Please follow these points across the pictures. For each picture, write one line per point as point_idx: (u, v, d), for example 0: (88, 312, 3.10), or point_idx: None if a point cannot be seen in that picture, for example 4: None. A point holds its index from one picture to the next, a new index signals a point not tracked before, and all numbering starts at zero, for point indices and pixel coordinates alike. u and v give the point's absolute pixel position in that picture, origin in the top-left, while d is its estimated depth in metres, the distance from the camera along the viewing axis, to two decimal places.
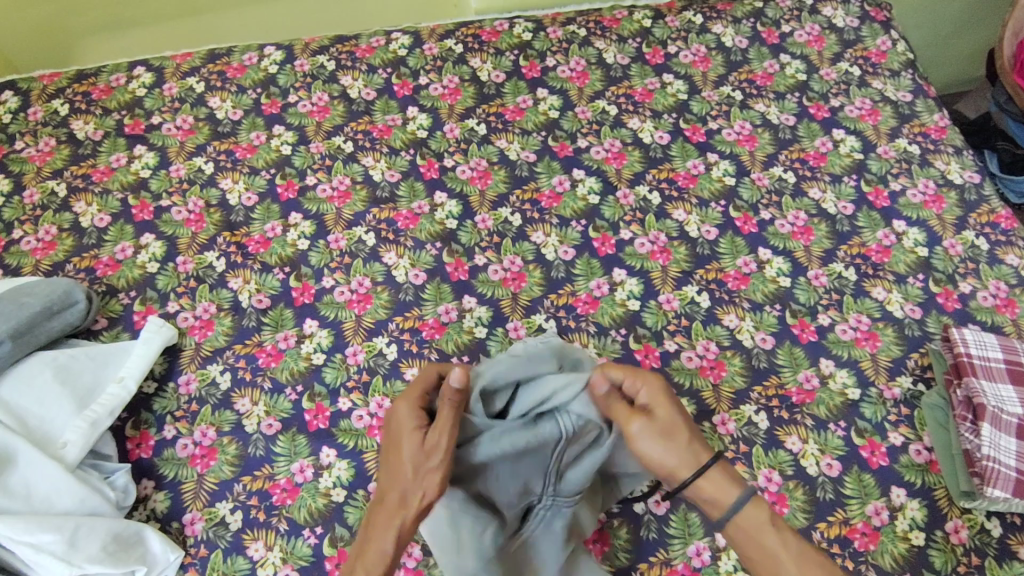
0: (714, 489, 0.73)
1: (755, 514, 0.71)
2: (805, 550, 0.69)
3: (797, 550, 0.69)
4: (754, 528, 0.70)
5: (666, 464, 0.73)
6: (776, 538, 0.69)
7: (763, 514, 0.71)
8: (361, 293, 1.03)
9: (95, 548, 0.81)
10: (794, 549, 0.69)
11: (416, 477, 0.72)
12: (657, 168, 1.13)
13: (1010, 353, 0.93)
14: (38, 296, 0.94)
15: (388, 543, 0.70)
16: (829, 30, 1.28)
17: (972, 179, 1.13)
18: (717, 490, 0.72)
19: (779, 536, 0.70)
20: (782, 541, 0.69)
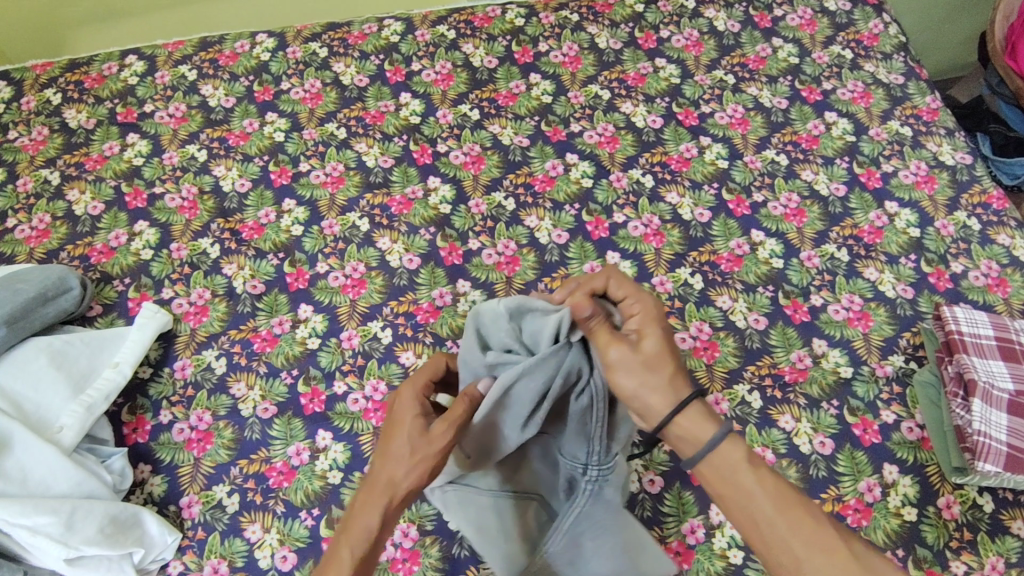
0: (691, 423, 0.65)
1: (731, 449, 0.64)
2: (783, 490, 0.62)
3: (775, 491, 0.62)
4: (726, 467, 0.63)
5: (644, 399, 0.65)
6: (750, 475, 0.63)
7: (744, 449, 0.64)
8: (355, 278, 1.03)
9: (92, 531, 0.81)
10: (771, 487, 0.62)
11: (416, 457, 0.65)
12: (650, 152, 1.14)
13: (1001, 330, 0.94)
14: (32, 282, 0.94)
15: (373, 518, 0.63)
16: (821, 14, 1.28)
17: (963, 160, 1.13)
18: (690, 424, 0.65)
19: (754, 474, 0.63)
20: (761, 483, 0.62)
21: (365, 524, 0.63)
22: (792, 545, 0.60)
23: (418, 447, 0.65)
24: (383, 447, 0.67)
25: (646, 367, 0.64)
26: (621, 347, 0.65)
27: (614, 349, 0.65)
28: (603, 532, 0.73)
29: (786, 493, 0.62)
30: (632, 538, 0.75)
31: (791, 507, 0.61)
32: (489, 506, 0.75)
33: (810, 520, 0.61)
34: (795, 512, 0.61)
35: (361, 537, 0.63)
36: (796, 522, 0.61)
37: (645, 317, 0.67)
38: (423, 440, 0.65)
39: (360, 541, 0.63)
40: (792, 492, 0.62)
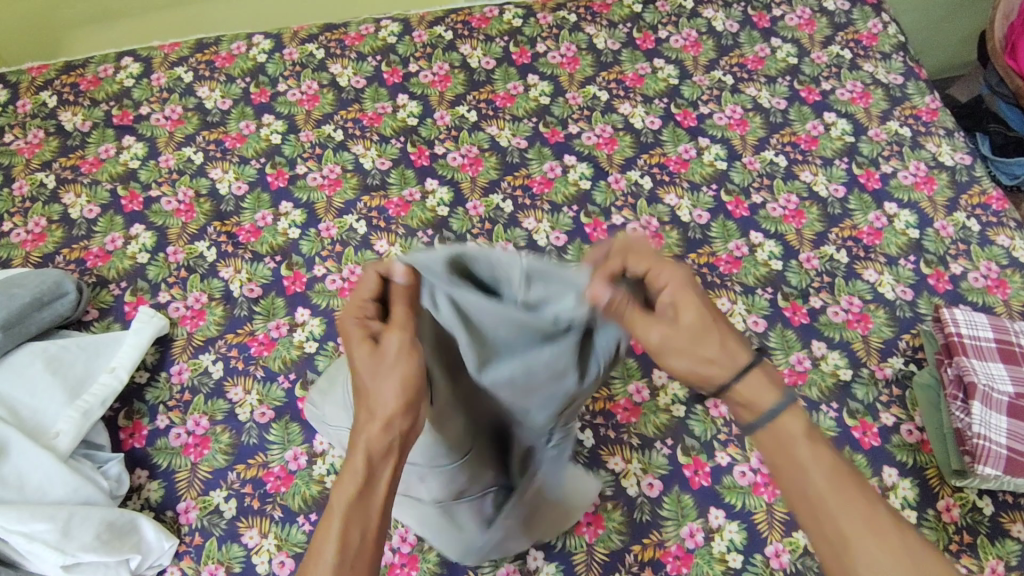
0: (756, 392, 0.57)
1: (792, 420, 0.57)
2: (843, 468, 0.56)
3: (834, 466, 0.56)
4: (785, 441, 0.57)
5: (700, 372, 0.58)
6: (806, 447, 0.56)
7: (803, 421, 0.57)
8: (353, 281, 1.03)
9: (89, 537, 0.81)
10: (827, 465, 0.56)
11: (378, 377, 0.56)
12: (648, 153, 1.13)
13: (1001, 332, 0.94)
14: (28, 287, 0.93)
15: (354, 458, 0.55)
16: (820, 14, 1.27)
17: (963, 160, 1.12)
18: (756, 393, 0.58)
19: (811, 446, 0.57)
20: (818, 456, 0.56)
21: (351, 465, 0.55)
22: (851, 522, 0.54)
23: (376, 368, 0.56)
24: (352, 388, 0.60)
25: (694, 340, 0.58)
26: (658, 331, 0.58)
27: (650, 333, 0.58)
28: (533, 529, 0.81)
29: (843, 467, 0.56)
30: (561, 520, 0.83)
31: (850, 484, 0.55)
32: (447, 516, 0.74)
33: (869, 501, 0.55)
34: (854, 490, 0.55)
35: (351, 477, 0.55)
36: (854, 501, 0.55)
37: (681, 286, 0.59)
38: (376, 359, 0.57)
39: (347, 482, 0.55)
40: (848, 467, 0.56)
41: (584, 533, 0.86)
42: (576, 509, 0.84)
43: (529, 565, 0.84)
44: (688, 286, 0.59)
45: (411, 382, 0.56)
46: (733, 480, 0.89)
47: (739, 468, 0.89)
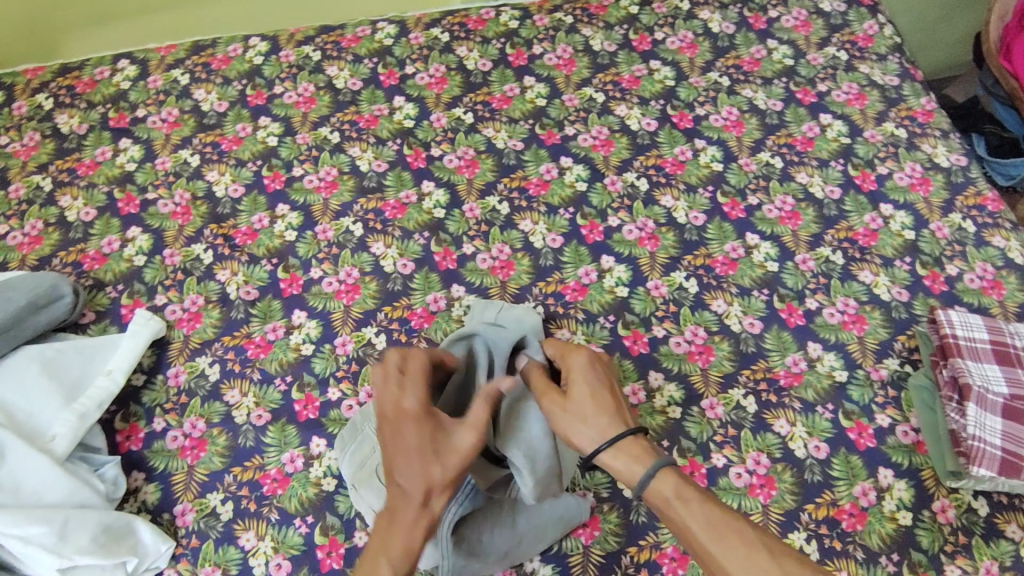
0: (622, 461, 0.70)
1: (665, 482, 0.67)
2: (716, 516, 0.63)
3: (708, 518, 0.63)
4: (661, 502, 0.66)
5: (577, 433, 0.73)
6: (682, 505, 0.65)
7: (675, 484, 0.67)
8: (349, 283, 1.03)
9: (85, 540, 0.81)
10: (700, 516, 0.63)
11: (449, 465, 0.67)
12: (645, 155, 1.13)
13: (996, 333, 0.94)
14: (24, 290, 0.93)
15: (417, 539, 0.63)
16: (816, 15, 1.28)
17: (958, 162, 1.13)
18: (621, 462, 0.70)
19: (685, 503, 0.65)
20: (693, 511, 0.64)
21: (409, 543, 0.63)
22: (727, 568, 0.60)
23: (439, 451, 0.67)
24: (397, 461, 0.67)
25: (579, 416, 0.73)
26: (551, 399, 0.75)
27: (545, 401, 0.76)
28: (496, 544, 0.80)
29: (719, 518, 0.63)
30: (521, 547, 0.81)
31: (723, 531, 0.62)
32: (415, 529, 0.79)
33: (740, 544, 0.61)
34: (727, 537, 0.61)
35: (405, 556, 0.62)
36: (727, 547, 0.61)
37: (575, 370, 0.77)
38: (446, 446, 0.68)
39: (405, 560, 0.62)
40: (723, 517, 0.63)
41: (579, 535, 0.86)
42: (543, 525, 0.82)
43: (525, 567, 0.84)
44: (583, 371, 0.77)
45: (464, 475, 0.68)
46: (730, 481, 0.88)
47: (735, 469, 0.89)
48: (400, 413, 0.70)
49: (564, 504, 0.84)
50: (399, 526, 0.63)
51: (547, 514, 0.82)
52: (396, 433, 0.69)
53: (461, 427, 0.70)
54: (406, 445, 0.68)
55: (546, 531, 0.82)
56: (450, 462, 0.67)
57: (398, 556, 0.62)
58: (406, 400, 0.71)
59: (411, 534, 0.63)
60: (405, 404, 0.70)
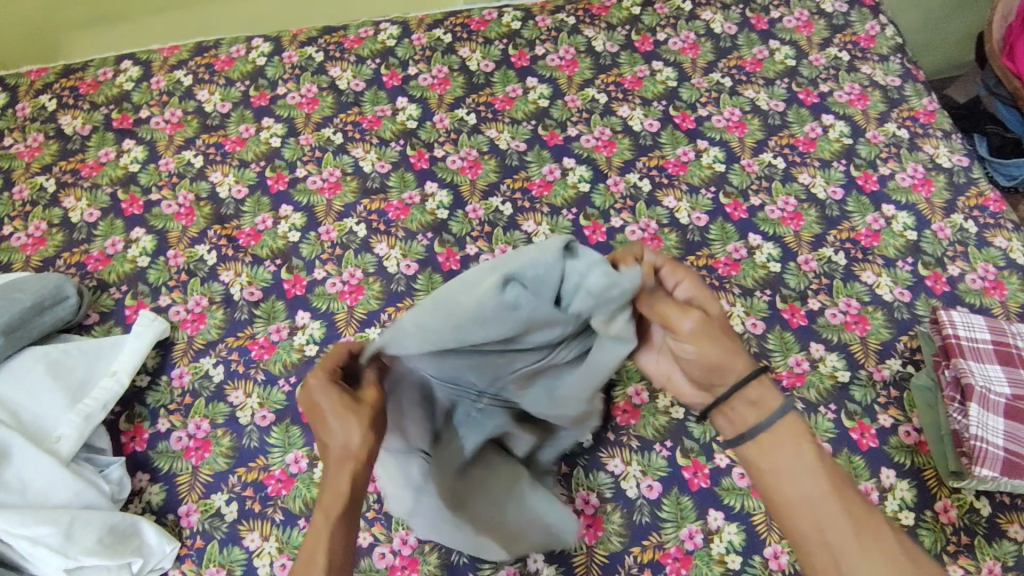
0: (760, 391, 0.68)
1: (790, 426, 0.68)
2: (833, 469, 0.66)
3: (819, 470, 0.66)
4: (782, 444, 0.67)
5: (716, 360, 0.67)
6: (808, 450, 0.67)
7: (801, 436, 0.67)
8: (353, 284, 1.03)
9: (91, 541, 0.81)
10: (814, 465, 0.66)
11: (348, 421, 0.67)
12: (647, 156, 1.13)
13: (998, 334, 0.94)
14: (29, 291, 0.94)
15: (344, 479, 0.66)
16: (818, 16, 1.28)
17: (960, 162, 1.13)
18: (761, 392, 0.68)
19: (813, 447, 0.67)
20: (814, 457, 0.66)
21: (337, 486, 0.66)
22: (843, 529, 0.64)
23: (347, 408, 0.67)
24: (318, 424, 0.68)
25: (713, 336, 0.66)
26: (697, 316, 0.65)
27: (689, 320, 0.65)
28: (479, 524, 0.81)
29: (840, 476, 0.66)
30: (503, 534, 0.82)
31: (844, 488, 0.65)
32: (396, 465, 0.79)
33: (873, 534, 0.63)
34: (839, 490, 0.65)
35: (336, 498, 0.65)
36: (848, 514, 0.64)
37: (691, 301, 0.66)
38: (355, 404, 0.68)
39: (334, 501, 0.65)
40: (842, 472, 0.67)
41: (584, 534, 0.86)
42: (529, 521, 0.83)
43: (529, 567, 0.85)
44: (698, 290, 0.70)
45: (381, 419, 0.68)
46: (732, 481, 0.89)
47: (737, 469, 0.90)
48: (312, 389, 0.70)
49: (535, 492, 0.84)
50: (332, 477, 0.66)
51: (538, 508, 0.83)
52: (311, 403, 0.69)
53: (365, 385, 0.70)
54: (320, 414, 0.68)
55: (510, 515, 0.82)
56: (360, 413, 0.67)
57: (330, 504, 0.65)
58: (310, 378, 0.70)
59: (338, 480, 0.66)
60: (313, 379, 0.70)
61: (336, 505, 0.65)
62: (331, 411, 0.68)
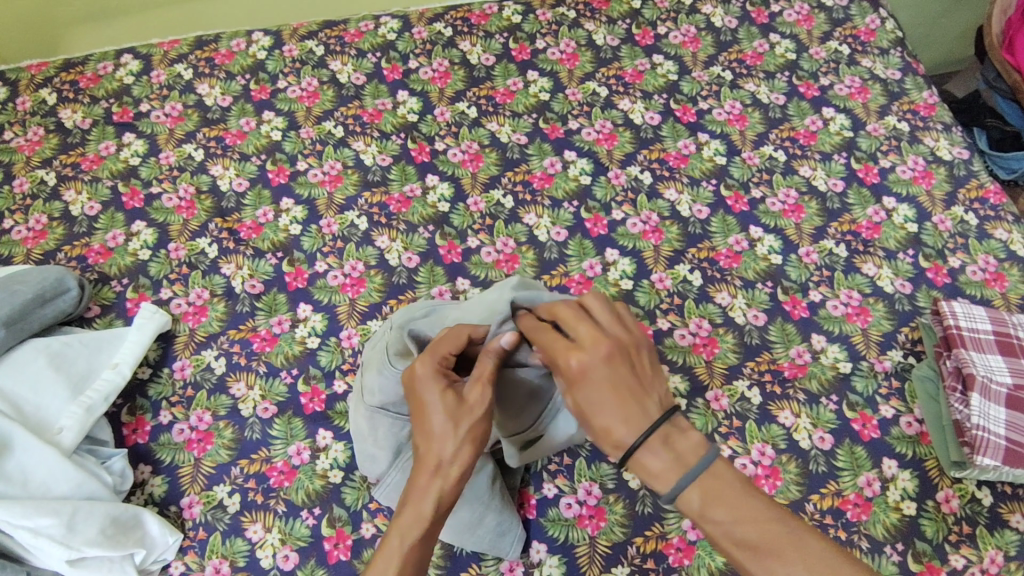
0: (661, 459, 0.58)
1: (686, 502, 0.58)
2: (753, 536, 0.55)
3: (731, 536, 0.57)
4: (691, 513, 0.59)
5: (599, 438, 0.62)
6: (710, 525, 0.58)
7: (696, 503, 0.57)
8: (354, 277, 1.03)
9: (93, 532, 0.81)
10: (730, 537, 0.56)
11: (459, 429, 0.64)
12: (648, 149, 1.14)
13: (999, 325, 0.94)
14: (29, 284, 0.94)
15: (429, 503, 0.63)
16: (818, 9, 1.28)
17: (960, 155, 1.13)
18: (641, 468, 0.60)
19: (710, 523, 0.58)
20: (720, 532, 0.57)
21: (420, 507, 0.63)
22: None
23: (459, 420, 0.64)
24: (421, 431, 0.65)
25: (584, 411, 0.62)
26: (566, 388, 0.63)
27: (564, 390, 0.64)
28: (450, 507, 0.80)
29: (760, 537, 0.55)
30: (466, 527, 0.81)
31: (767, 550, 0.55)
32: (368, 423, 0.80)
33: (797, 560, 0.54)
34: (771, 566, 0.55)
35: (417, 522, 0.62)
36: (770, 567, 0.54)
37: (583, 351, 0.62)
38: (460, 411, 0.65)
39: (414, 525, 0.62)
40: (767, 531, 0.55)
41: (586, 526, 0.86)
42: (499, 528, 0.82)
43: (532, 558, 0.85)
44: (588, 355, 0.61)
45: (480, 439, 0.65)
46: None
47: (740, 460, 0.90)
48: (417, 380, 0.67)
49: (507, 520, 0.83)
50: (418, 494, 0.63)
51: (507, 517, 0.83)
52: (417, 401, 0.67)
53: (473, 385, 0.67)
54: (424, 418, 0.65)
55: (472, 537, 0.81)
56: (462, 428, 0.64)
57: (409, 524, 0.62)
58: (417, 365, 0.68)
59: (423, 498, 0.63)
60: (417, 368, 0.68)
61: (414, 533, 0.62)
62: (439, 423, 0.64)
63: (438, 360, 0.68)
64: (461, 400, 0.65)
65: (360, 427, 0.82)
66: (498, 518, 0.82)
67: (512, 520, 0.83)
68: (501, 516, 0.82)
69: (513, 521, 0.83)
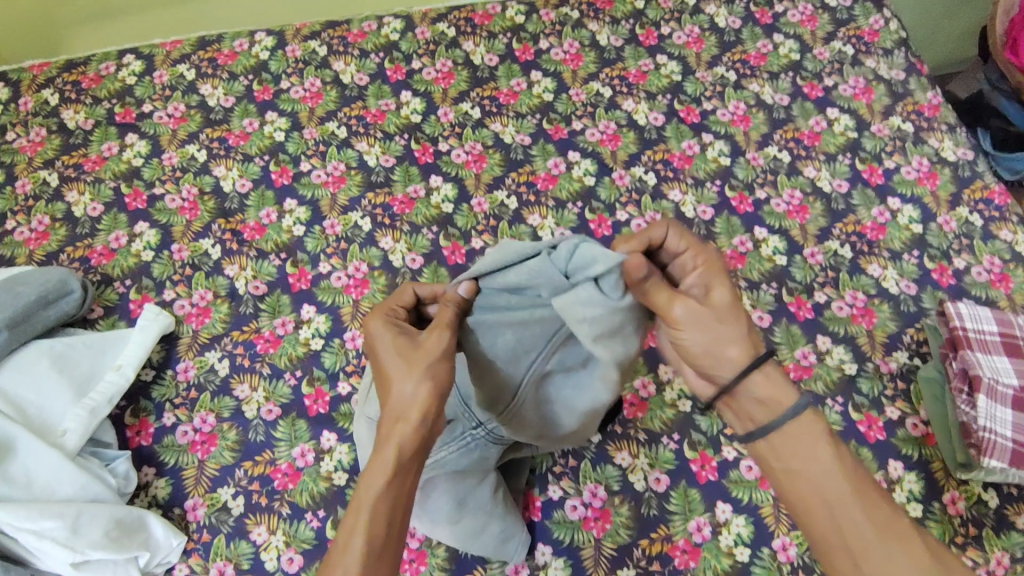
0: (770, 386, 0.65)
1: (807, 425, 0.64)
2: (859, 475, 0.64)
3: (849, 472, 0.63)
4: (806, 437, 0.64)
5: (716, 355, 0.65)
6: (829, 453, 0.63)
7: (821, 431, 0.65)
8: (358, 278, 1.03)
9: (98, 535, 0.81)
10: (847, 468, 0.63)
11: (413, 372, 0.64)
12: (652, 149, 1.13)
13: (1005, 326, 0.94)
14: (34, 285, 0.93)
15: (390, 450, 0.62)
16: (822, 9, 1.27)
17: (965, 156, 1.13)
18: (764, 391, 0.65)
19: (834, 453, 0.63)
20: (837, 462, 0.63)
21: (384, 457, 0.63)
22: (861, 526, 0.61)
23: (412, 361, 0.65)
24: (381, 382, 0.66)
25: (714, 322, 0.64)
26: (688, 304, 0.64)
27: (682, 307, 0.63)
28: (455, 519, 0.79)
29: (863, 479, 0.63)
30: (471, 535, 0.80)
31: (865, 490, 0.63)
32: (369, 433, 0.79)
33: (882, 509, 0.62)
34: (864, 497, 0.62)
35: (381, 470, 0.62)
36: (863, 506, 0.62)
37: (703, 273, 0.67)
38: (415, 354, 0.65)
39: (379, 474, 0.62)
40: (868, 478, 0.64)
41: (591, 528, 0.86)
42: (504, 535, 0.82)
43: (537, 560, 0.85)
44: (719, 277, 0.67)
45: (440, 380, 0.65)
46: (740, 474, 0.89)
47: (745, 462, 0.90)
48: (372, 333, 0.69)
49: (510, 526, 0.82)
50: (381, 444, 0.63)
51: (511, 526, 0.82)
52: (375, 357, 0.68)
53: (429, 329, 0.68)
54: (383, 368, 0.67)
55: (476, 544, 0.81)
56: (417, 368, 0.64)
57: (375, 473, 0.62)
58: (371, 325, 0.70)
59: (386, 447, 0.63)
60: (370, 326, 0.70)
61: (377, 481, 0.62)
62: (394, 368, 0.66)
63: (388, 316, 0.71)
64: (415, 342, 0.67)
65: (363, 434, 0.80)
66: (503, 525, 0.81)
67: (516, 527, 0.83)
68: (505, 523, 0.82)
69: (516, 528, 0.83)
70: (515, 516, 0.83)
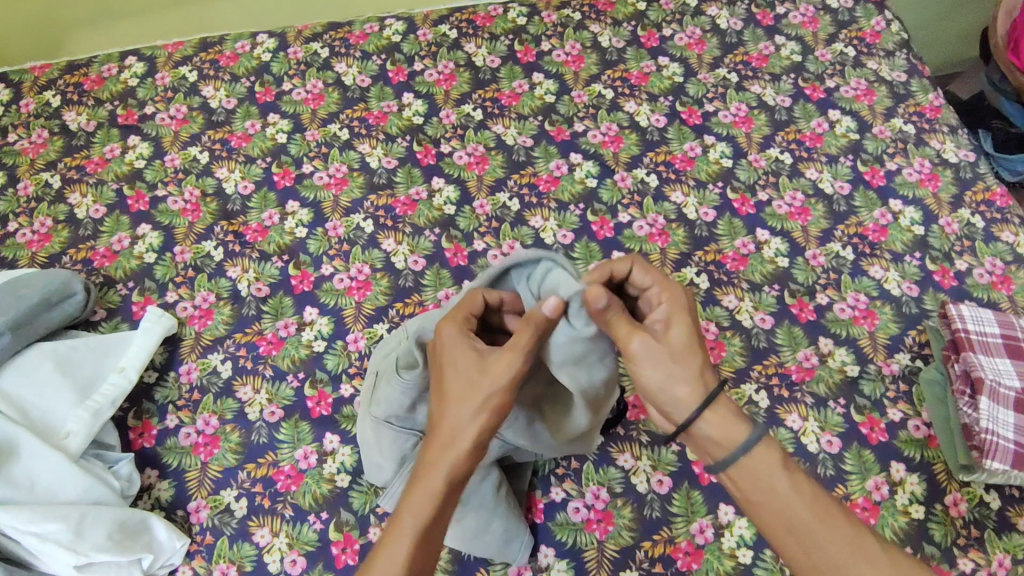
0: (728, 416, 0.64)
1: (764, 454, 0.63)
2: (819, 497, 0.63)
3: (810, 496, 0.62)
4: (762, 467, 0.63)
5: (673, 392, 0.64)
6: (785, 476, 0.63)
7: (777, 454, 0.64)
8: (360, 280, 1.03)
9: (101, 537, 0.81)
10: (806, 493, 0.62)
11: (474, 397, 0.63)
12: (654, 151, 1.13)
13: (1007, 328, 0.94)
14: (36, 287, 0.93)
15: (440, 477, 0.62)
16: (824, 11, 1.28)
17: (967, 157, 1.13)
18: (720, 425, 0.64)
19: (789, 477, 0.63)
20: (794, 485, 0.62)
21: (432, 483, 0.62)
22: (831, 552, 0.61)
23: (474, 382, 0.64)
24: (439, 396, 0.65)
25: (672, 358, 0.64)
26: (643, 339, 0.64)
27: (636, 341, 0.64)
28: (457, 517, 0.80)
29: (824, 503, 0.62)
30: (474, 535, 0.81)
31: (827, 514, 0.62)
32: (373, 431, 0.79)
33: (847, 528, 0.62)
34: (829, 517, 0.62)
35: (427, 496, 0.62)
36: (829, 527, 0.61)
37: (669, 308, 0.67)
38: (477, 377, 0.64)
39: (426, 500, 0.62)
40: (828, 498, 0.63)
41: (594, 530, 0.86)
42: (506, 535, 0.82)
43: (539, 562, 0.85)
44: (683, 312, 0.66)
45: (496, 411, 0.64)
46: None
47: None
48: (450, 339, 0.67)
49: (513, 526, 0.82)
50: (429, 467, 0.63)
51: (514, 526, 0.82)
52: (438, 366, 0.67)
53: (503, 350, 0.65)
54: (444, 383, 0.65)
55: (479, 544, 0.81)
56: (479, 396, 0.63)
57: (421, 498, 0.62)
58: (443, 329, 0.68)
59: (435, 474, 0.62)
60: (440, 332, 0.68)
61: (424, 508, 0.62)
62: (453, 388, 0.64)
63: (461, 323, 0.68)
64: (483, 362, 0.65)
65: (367, 433, 0.82)
66: (506, 525, 0.81)
67: (519, 527, 0.83)
68: (508, 523, 0.82)
69: (519, 528, 0.83)
70: (518, 516, 0.83)
